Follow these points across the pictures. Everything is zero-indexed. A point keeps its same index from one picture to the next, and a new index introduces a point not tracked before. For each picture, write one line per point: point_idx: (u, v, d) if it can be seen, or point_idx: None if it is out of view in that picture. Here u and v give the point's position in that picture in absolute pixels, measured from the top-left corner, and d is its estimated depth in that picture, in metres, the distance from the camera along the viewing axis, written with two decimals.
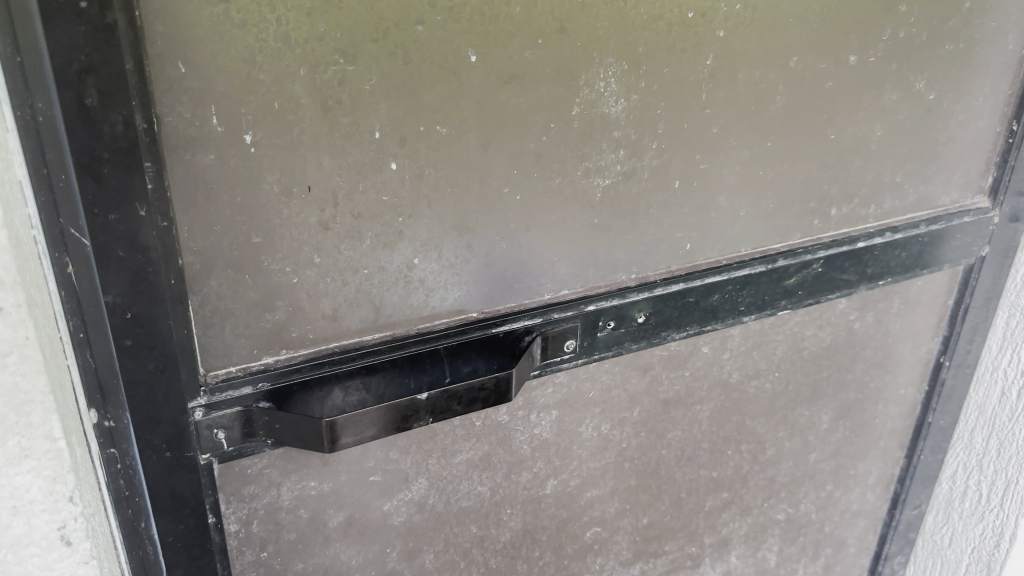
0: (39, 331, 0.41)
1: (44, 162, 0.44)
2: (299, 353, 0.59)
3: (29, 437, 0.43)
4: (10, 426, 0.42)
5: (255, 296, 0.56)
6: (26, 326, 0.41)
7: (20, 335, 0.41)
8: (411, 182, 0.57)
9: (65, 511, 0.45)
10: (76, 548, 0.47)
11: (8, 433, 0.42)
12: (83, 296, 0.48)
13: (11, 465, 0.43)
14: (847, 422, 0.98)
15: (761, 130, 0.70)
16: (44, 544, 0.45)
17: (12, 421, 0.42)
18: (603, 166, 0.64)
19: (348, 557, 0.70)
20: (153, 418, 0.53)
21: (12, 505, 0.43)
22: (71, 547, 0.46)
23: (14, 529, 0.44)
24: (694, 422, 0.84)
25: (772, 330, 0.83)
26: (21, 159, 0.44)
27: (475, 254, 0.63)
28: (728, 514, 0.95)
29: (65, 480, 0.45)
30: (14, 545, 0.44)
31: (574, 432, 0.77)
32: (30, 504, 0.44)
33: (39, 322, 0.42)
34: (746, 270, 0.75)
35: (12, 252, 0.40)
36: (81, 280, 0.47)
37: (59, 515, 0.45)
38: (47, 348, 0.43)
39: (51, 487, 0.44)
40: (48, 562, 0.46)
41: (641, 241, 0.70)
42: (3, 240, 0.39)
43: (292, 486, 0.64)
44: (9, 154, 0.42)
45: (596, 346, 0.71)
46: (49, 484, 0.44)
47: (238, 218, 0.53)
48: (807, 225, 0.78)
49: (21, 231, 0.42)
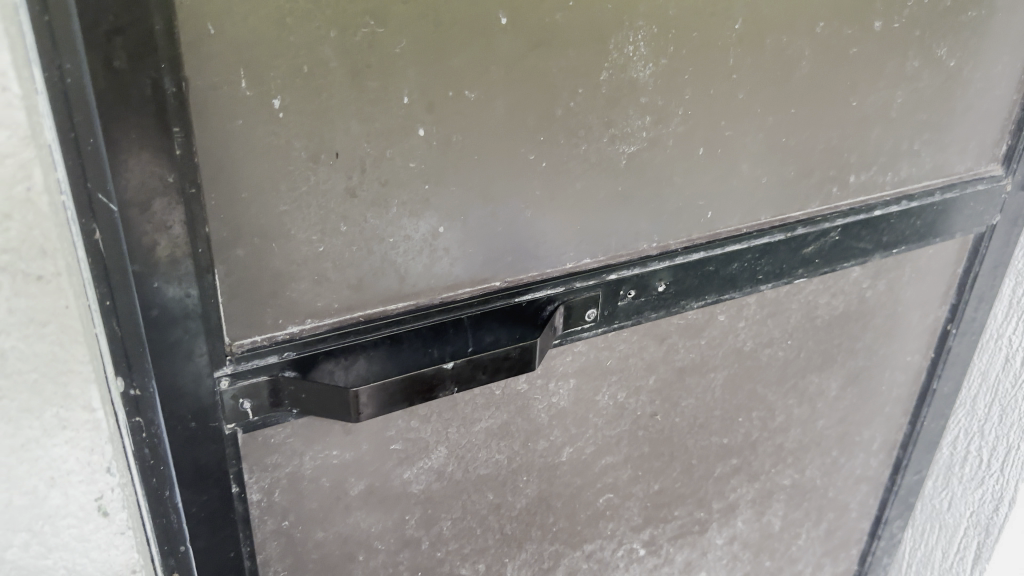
0: (79, 297, 0.38)
1: (72, 126, 0.43)
2: (323, 323, 0.59)
3: (67, 408, 0.40)
4: (47, 397, 0.39)
5: (281, 265, 0.55)
6: (66, 294, 0.37)
7: (60, 304, 0.38)
8: (438, 148, 0.56)
9: (102, 482, 0.42)
10: (112, 519, 0.43)
11: (45, 405, 0.39)
12: (111, 262, 0.47)
13: (48, 436, 0.39)
14: (855, 389, 0.99)
15: (784, 97, 0.69)
16: (80, 515, 0.42)
17: (49, 391, 0.39)
18: (629, 133, 0.63)
19: (368, 525, 0.70)
20: (179, 387, 0.53)
21: (50, 477, 0.40)
22: (108, 519, 0.43)
23: (50, 500, 0.41)
24: (708, 390, 0.85)
25: (787, 298, 0.83)
26: (49, 122, 0.41)
27: (499, 222, 0.62)
28: (736, 481, 0.95)
29: (102, 450, 0.42)
30: (50, 517, 0.41)
31: (591, 400, 0.77)
32: (68, 474, 0.41)
33: (76, 284, 0.39)
34: (766, 238, 0.75)
35: (54, 217, 0.36)
36: (109, 248, 0.46)
37: (96, 485, 0.42)
38: (84, 311, 0.40)
39: (87, 458, 0.41)
40: (84, 533, 0.43)
41: (663, 209, 0.69)
42: (43, 207, 0.36)
43: (315, 455, 0.63)
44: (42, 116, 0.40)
45: (616, 315, 0.71)
46: (86, 455, 0.41)
47: (265, 184, 0.51)
48: (826, 193, 0.78)
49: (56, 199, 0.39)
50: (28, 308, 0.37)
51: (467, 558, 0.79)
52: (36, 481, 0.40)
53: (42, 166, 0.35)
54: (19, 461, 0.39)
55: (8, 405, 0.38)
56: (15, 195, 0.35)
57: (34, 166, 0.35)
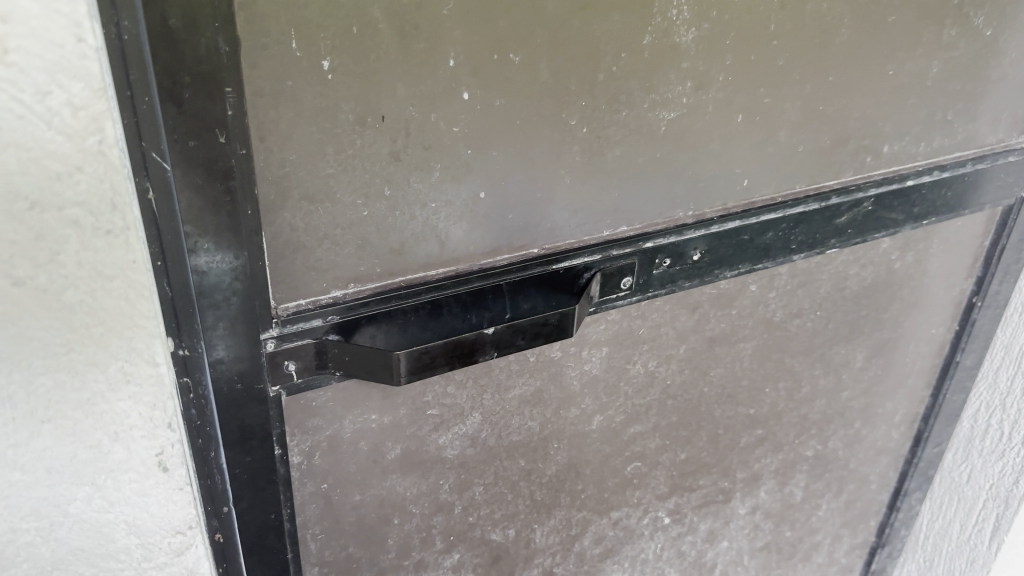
0: (144, 254, 0.40)
1: (128, 85, 0.42)
2: (366, 287, 0.59)
3: (131, 362, 0.42)
4: (113, 351, 0.41)
5: (326, 229, 0.55)
6: (132, 249, 0.39)
7: (127, 259, 0.40)
8: (482, 113, 0.56)
9: (163, 438, 0.44)
10: (171, 475, 0.45)
11: (111, 358, 0.41)
12: (162, 222, 0.47)
13: (112, 391, 0.42)
14: (880, 361, 0.99)
15: (823, 65, 0.69)
16: (141, 470, 0.44)
17: (115, 346, 0.41)
18: (669, 99, 0.63)
19: (403, 488, 0.71)
20: (226, 348, 0.53)
21: (114, 431, 0.42)
22: (168, 474, 0.45)
23: (113, 455, 0.43)
24: (737, 360, 0.85)
25: (817, 269, 0.83)
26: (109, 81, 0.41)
27: (538, 188, 0.62)
28: (760, 451, 0.96)
29: (164, 406, 0.44)
30: (113, 471, 0.43)
31: (622, 368, 0.77)
32: (130, 429, 0.43)
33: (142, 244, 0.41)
34: (800, 208, 0.75)
35: (123, 171, 0.38)
36: (161, 207, 0.46)
37: (157, 441, 0.44)
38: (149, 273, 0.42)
39: (149, 414, 0.43)
40: (145, 488, 0.45)
41: (700, 177, 0.69)
42: (114, 159, 0.38)
43: (354, 419, 0.64)
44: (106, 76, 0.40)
45: (650, 284, 0.71)
46: (148, 410, 0.43)
47: (312, 147, 0.51)
48: (859, 162, 0.77)
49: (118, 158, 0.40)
50: (97, 262, 0.39)
51: (498, 523, 0.80)
52: (101, 435, 0.42)
53: (113, 121, 0.37)
54: (84, 415, 0.41)
55: (76, 359, 0.40)
56: (88, 147, 0.37)
57: (106, 120, 0.37)
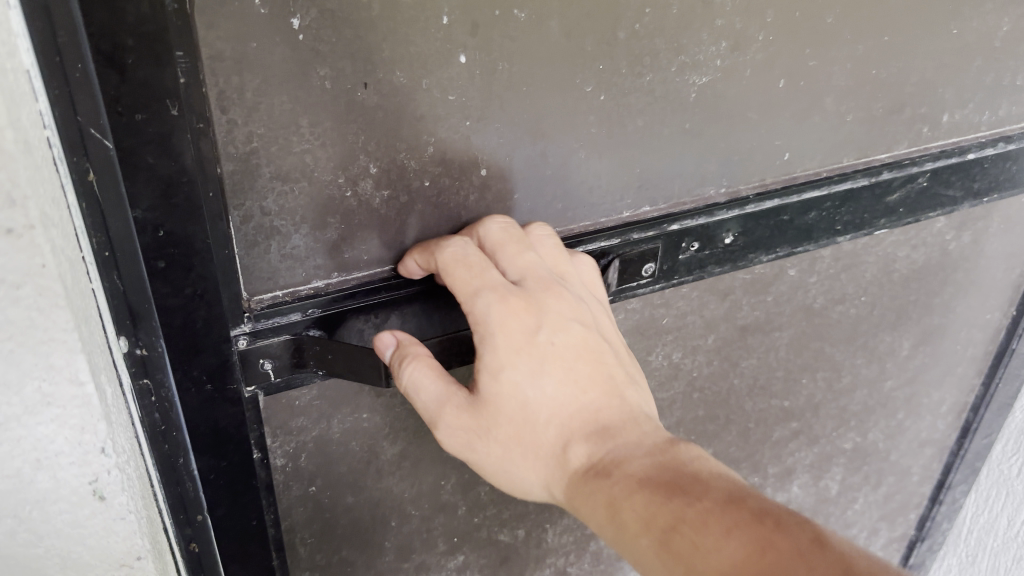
0: (56, 255, 0.33)
1: (56, 50, 0.35)
2: (351, 277, 0.53)
3: (51, 383, 0.35)
4: (27, 370, 0.34)
5: (306, 213, 0.49)
6: (41, 252, 0.32)
7: (35, 262, 0.32)
8: (482, 78, 0.49)
9: (96, 465, 0.39)
10: (110, 504, 0.40)
11: (25, 379, 0.35)
12: (107, 206, 0.40)
13: (30, 414, 0.35)
14: (927, 348, 0.91)
15: (879, 23, 0.60)
16: (73, 500, 0.39)
17: (30, 363, 0.34)
18: (701, 61, 0.55)
19: (400, 489, 0.65)
20: (193, 347, 0.47)
21: (36, 458, 0.37)
22: (105, 503, 0.40)
23: (38, 484, 0.38)
24: (771, 350, 0.78)
25: (864, 251, 0.75)
26: (27, 43, 0.33)
27: (549, 164, 0.55)
28: (794, 444, 0.89)
29: (95, 430, 0.38)
30: (39, 501, 0.38)
31: (643, 361, 0.70)
32: (55, 456, 0.37)
33: (55, 241, 0.33)
34: (848, 184, 0.67)
35: (23, 156, 0.30)
36: (105, 190, 0.40)
37: (90, 468, 0.39)
38: (66, 273, 0.35)
39: (78, 438, 0.38)
40: (79, 518, 0.40)
41: (735, 150, 0.62)
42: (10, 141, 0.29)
43: (344, 417, 0.59)
44: (13, 36, 0.32)
45: (676, 270, 0.64)
46: (76, 436, 0.37)
47: (283, 120, 0.44)
48: (914, 133, 0.69)
49: (30, 134, 0.33)
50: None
51: (506, 523, 0.74)
52: (21, 463, 0.37)
53: (4, 104, 0.29)
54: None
55: None
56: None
57: None
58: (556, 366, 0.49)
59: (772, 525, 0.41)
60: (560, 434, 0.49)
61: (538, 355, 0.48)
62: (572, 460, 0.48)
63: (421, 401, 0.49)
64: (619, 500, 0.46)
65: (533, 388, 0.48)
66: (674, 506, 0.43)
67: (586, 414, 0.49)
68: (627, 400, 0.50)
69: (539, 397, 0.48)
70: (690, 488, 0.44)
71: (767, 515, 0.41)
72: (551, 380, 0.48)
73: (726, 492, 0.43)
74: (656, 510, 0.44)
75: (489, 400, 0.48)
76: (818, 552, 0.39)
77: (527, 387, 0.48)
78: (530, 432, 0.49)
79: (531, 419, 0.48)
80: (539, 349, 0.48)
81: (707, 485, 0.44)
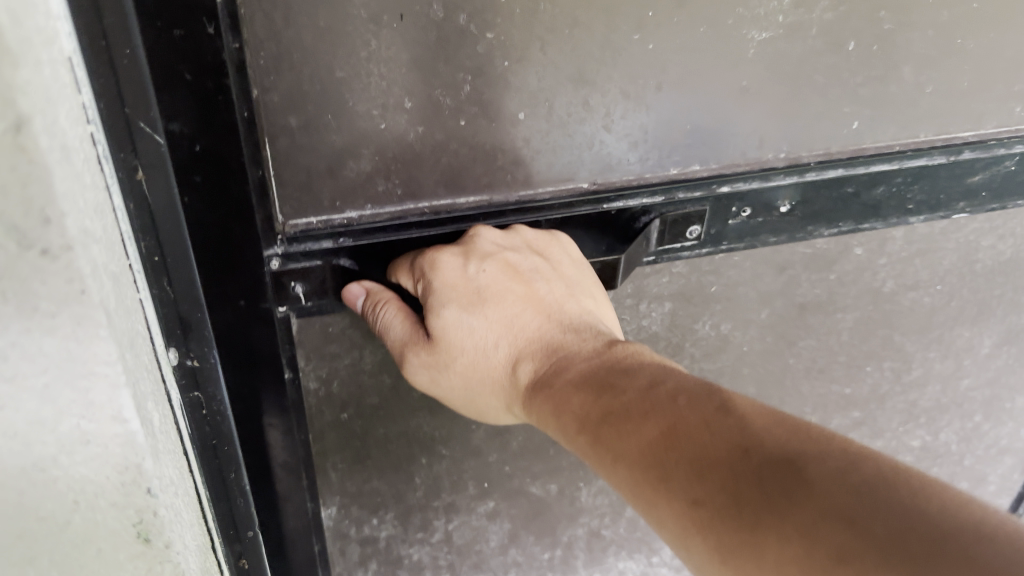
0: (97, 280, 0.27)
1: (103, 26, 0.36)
2: (383, 211, 0.54)
3: (91, 420, 0.30)
4: (65, 406, 0.29)
5: (338, 140, 0.50)
6: (81, 277, 0.27)
7: (74, 290, 0.27)
8: (523, 19, 0.48)
9: (142, 506, 0.33)
10: (157, 547, 0.35)
11: (62, 415, 0.29)
12: (155, 201, 0.43)
13: (68, 454, 0.30)
14: (1013, 348, 0.85)
15: None
16: (118, 543, 0.34)
17: (68, 398, 0.29)
18: (762, 15, 0.53)
19: (431, 426, 0.67)
20: (229, 264, 0.49)
21: (73, 501, 0.32)
22: (152, 546, 0.34)
23: (76, 525, 0.33)
24: (833, 332, 0.75)
25: (942, 236, 0.70)
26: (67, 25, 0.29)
27: (593, 113, 0.55)
28: (855, 435, 0.86)
29: (143, 471, 0.32)
30: (80, 542, 0.33)
31: (689, 328, 0.69)
32: (95, 499, 0.32)
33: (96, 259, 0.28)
34: (922, 160, 0.63)
35: (57, 164, 0.25)
36: (156, 192, 0.43)
37: (135, 510, 0.33)
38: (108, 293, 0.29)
39: (122, 479, 0.32)
40: (124, 560, 0.34)
41: (798, 114, 0.59)
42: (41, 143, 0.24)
43: (376, 350, 0.60)
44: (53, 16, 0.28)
45: (725, 235, 0.62)
46: (120, 476, 0.32)
47: (319, 45, 0.45)
48: (1006, 111, 0.64)
49: (71, 136, 0.27)
50: (31, 293, 0.26)
51: (538, 477, 0.75)
52: (59, 505, 0.32)
53: (37, 102, 0.24)
54: (31, 484, 0.31)
55: (13, 416, 0.29)
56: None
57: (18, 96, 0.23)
58: (490, 295, 0.53)
59: (680, 401, 0.41)
60: (507, 355, 0.53)
61: (473, 288, 0.52)
62: (519, 378, 0.52)
63: (390, 339, 0.53)
64: (561, 405, 0.47)
65: (474, 318, 0.53)
66: (604, 401, 0.45)
67: (527, 334, 0.53)
68: (564, 314, 0.54)
69: (482, 326, 0.53)
70: (619, 382, 0.45)
71: (677, 395, 0.42)
72: (487, 308, 0.53)
73: (649, 379, 0.44)
74: (590, 408, 0.45)
75: (440, 337, 0.52)
76: (718, 417, 0.39)
77: (468, 318, 0.52)
78: (480, 360, 0.53)
79: (479, 348, 0.53)
80: (476, 284, 0.52)
81: (631, 376, 0.46)
